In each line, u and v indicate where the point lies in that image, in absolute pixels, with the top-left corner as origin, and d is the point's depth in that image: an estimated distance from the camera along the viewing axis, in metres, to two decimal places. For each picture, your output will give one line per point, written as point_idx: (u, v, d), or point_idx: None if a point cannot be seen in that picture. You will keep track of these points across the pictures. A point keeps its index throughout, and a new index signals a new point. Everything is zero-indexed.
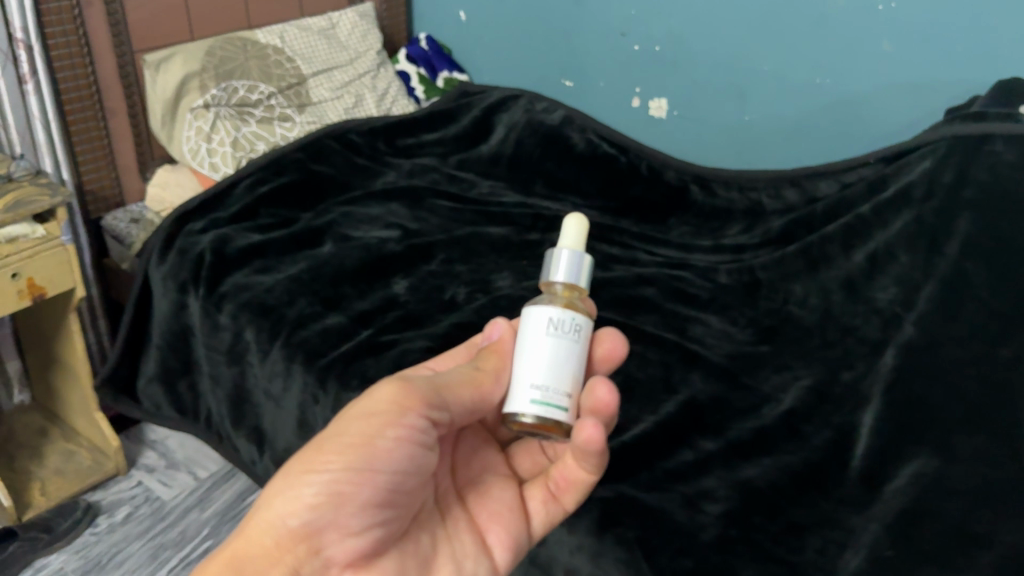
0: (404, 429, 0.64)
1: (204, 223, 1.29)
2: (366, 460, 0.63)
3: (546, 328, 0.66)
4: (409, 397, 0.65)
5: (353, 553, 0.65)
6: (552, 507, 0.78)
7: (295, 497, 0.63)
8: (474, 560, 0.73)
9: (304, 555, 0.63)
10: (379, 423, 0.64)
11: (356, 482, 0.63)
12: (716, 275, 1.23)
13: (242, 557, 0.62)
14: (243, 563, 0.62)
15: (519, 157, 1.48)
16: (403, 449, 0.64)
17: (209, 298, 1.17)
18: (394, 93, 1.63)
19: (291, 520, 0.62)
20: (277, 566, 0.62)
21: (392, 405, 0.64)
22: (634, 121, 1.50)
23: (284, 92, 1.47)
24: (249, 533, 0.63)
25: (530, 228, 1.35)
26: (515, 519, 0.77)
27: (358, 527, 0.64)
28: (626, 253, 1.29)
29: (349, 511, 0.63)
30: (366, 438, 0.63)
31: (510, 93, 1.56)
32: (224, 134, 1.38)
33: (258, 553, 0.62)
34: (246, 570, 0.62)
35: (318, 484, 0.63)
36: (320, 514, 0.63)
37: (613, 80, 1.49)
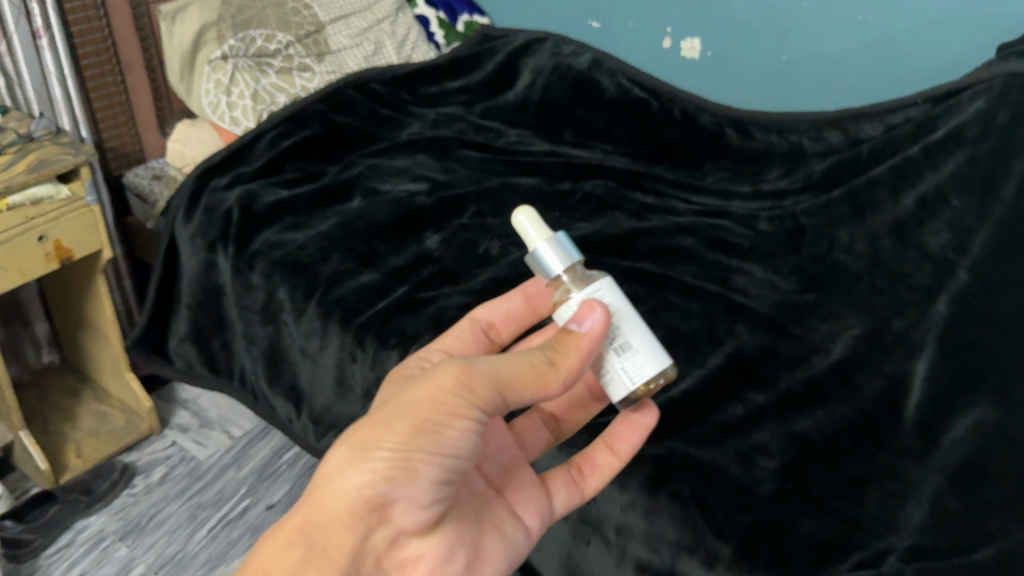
0: (469, 421, 0.56)
1: (229, 177, 1.26)
2: (430, 445, 0.55)
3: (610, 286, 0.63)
4: (472, 390, 0.56)
5: (422, 522, 0.59)
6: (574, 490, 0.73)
7: (364, 470, 0.55)
8: (511, 525, 0.68)
9: (374, 520, 0.57)
10: (449, 410, 0.55)
11: (426, 464, 0.56)
12: (756, 222, 1.20)
13: (313, 521, 0.56)
14: (310, 529, 0.56)
15: (547, 104, 1.45)
16: (470, 433, 0.57)
17: (239, 256, 1.15)
18: (414, 40, 1.55)
19: (361, 489, 0.55)
20: (348, 533, 0.56)
21: (455, 394, 0.55)
22: (665, 64, 1.44)
23: (302, 40, 1.41)
24: (318, 501, 0.56)
25: (561, 177, 1.31)
26: (541, 493, 0.71)
27: (429, 499, 0.58)
28: (662, 202, 1.26)
29: (421, 487, 0.57)
30: (434, 425, 0.55)
31: (537, 35, 1.50)
32: (244, 85, 1.34)
33: (329, 517, 0.56)
34: (319, 537, 0.56)
35: (382, 463, 0.55)
36: (391, 486, 0.56)
37: (643, 19, 1.43)
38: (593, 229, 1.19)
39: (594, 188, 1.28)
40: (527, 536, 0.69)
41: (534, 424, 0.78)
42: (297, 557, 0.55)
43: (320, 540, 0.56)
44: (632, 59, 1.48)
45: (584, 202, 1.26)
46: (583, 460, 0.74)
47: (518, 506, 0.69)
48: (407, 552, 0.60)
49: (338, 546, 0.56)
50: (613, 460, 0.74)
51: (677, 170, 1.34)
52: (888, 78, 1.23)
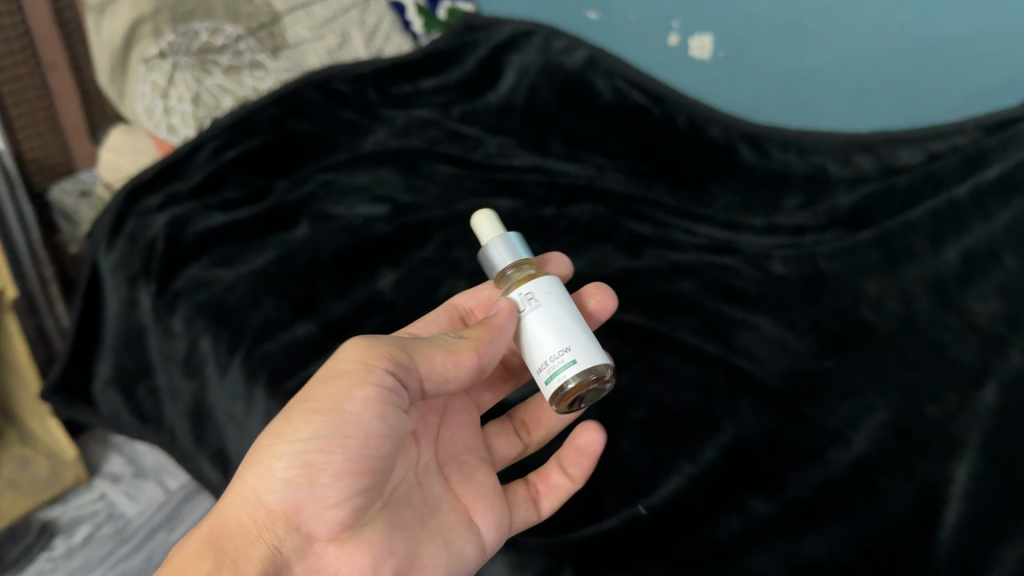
0: (370, 388, 0.61)
1: (161, 197, 1.10)
2: (334, 427, 0.60)
3: (525, 303, 0.67)
4: (370, 356, 0.61)
5: (335, 525, 0.61)
6: (529, 505, 0.74)
7: (264, 470, 0.60)
8: (461, 535, 0.69)
9: (285, 531, 0.60)
10: (341, 388, 0.60)
11: (323, 452, 0.60)
12: (771, 262, 1.01)
13: (219, 532, 0.59)
14: (221, 543, 0.59)
15: (534, 107, 1.26)
16: (372, 412, 0.61)
17: (161, 297, 0.99)
18: (386, 30, 1.38)
19: (261, 495, 0.60)
20: (258, 544, 0.59)
21: (357, 362, 0.61)
22: (673, 62, 1.25)
23: (254, 34, 1.24)
24: (223, 511, 0.60)
25: (544, 200, 1.13)
26: (501, 503, 0.72)
27: (336, 498, 0.60)
28: (659, 231, 1.08)
29: (324, 483, 0.60)
30: (334, 402, 0.60)
31: (523, 28, 1.32)
32: (185, 87, 1.17)
33: (236, 528, 0.59)
34: (227, 547, 0.58)
35: (283, 458, 0.60)
36: (293, 488, 0.60)
37: (645, 10, 1.23)
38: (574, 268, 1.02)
39: (580, 214, 1.11)
40: (479, 548, 0.69)
41: (505, 429, 0.81)
42: (207, 566, 0.57)
43: (227, 549, 0.59)
44: (633, 57, 1.30)
45: (569, 231, 1.08)
46: (570, 449, 0.75)
47: (473, 512, 0.71)
48: (324, 563, 0.62)
49: (245, 557, 0.58)
50: (581, 461, 0.74)
51: (680, 197, 1.14)
52: (929, 93, 1.05)
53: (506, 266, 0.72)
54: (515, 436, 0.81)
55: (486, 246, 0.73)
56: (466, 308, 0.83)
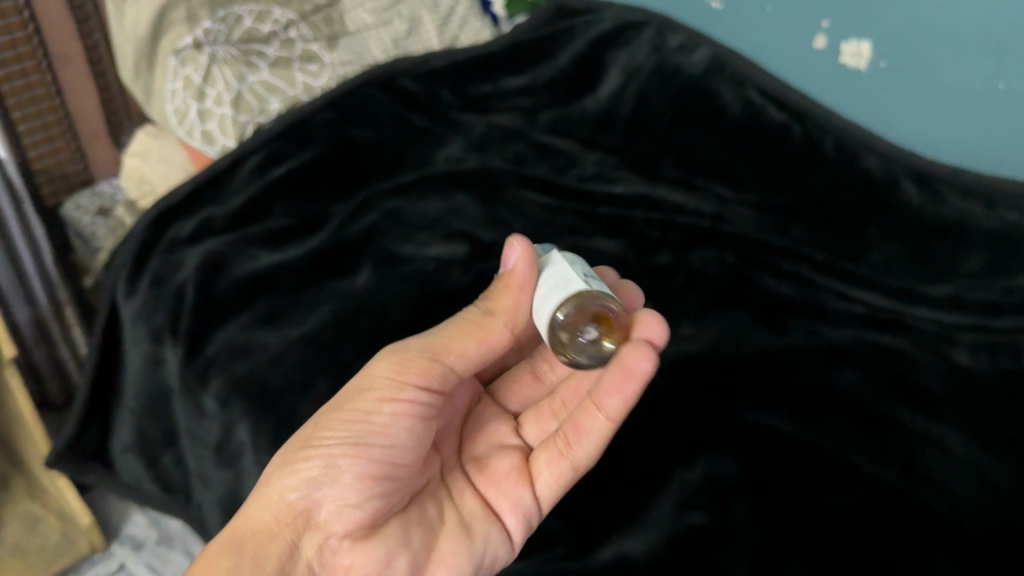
0: (400, 403, 0.62)
1: (193, 226, 0.91)
2: (362, 435, 0.62)
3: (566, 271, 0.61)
4: (407, 370, 0.62)
5: (353, 523, 0.62)
6: (560, 463, 0.68)
7: (289, 472, 0.63)
8: (483, 522, 0.68)
9: (302, 525, 0.63)
10: (376, 395, 0.62)
11: (346, 457, 0.62)
12: (953, 348, 0.81)
13: (245, 533, 0.62)
14: (241, 541, 0.61)
15: (642, 119, 1.04)
16: (401, 423, 0.63)
17: (190, 365, 0.80)
18: (463, 13, 1.14)
19: (284, 495, 0.63)
20: (275, 540, 0.62)
21: (391, 378, 0.62)
22: (817, 70, 1.01)
23: (306, 19, 1.03)
24: (251, 509, 0.63)
25: (658, 245, 0.92)
26: (517, 484, 0.69)
27: (354, 500, 0.62)
28: (805, 294, 0.87)
29: (345, 483, 0.62)
30: (362, 415, 0.62)
31: (629, 20, 1.10)
32: (224, 85, 0.97)
33: (258, 527, 0.62)
34: (245, 546, 0.61)
35: (308, 464, 0.62)
36: (315, 488, 0.62)
37: (789, 4, 1.00)
38: (701, 344, 0.82)
39: (703, 264, 0.90)
40: (505, 540, 0.67)
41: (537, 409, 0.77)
42: (227, 564, 0.60)
43: (250, 545, 0.61)
44: (767, 61, 1.06)
45: (692, 290, 0.88)
46: (571, 428, 0.68)
47: (495, 505, 0.69)
48: (339, 558, 0.63)
49: (265, 551, 0.61)
50: (600, 419, 0.66)
51: (828, 250, 0.92)
52: None
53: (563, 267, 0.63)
54: (552, 421, 0.75)
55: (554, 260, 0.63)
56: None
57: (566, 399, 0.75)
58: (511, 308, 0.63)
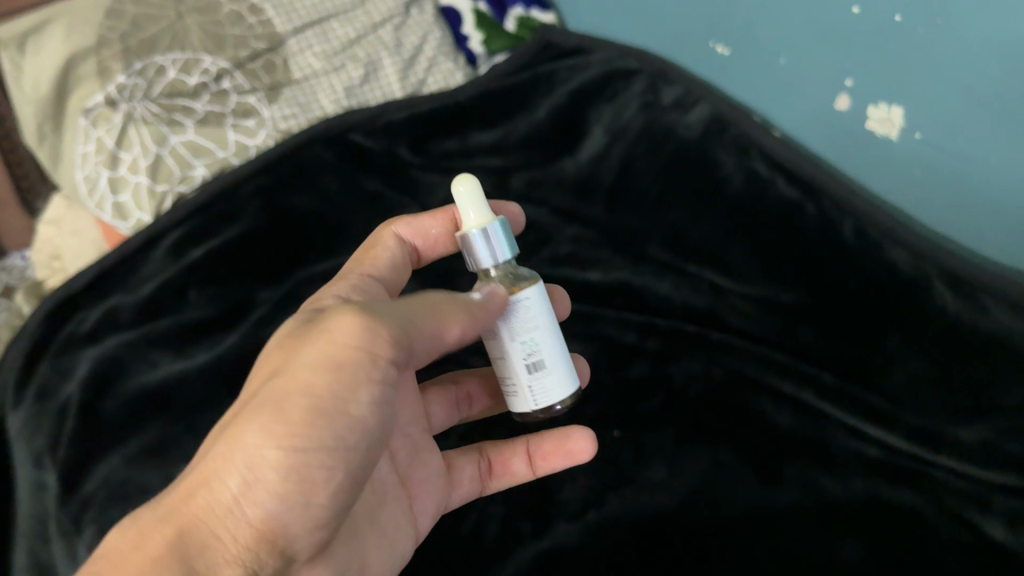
0: (376, 388, 0.47)
1: (96, 316, 0.80)
2: (338, 435, 0.45)
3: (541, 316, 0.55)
4: (378, 339, 0.47)
5: (312, 547, 0.47)
6: (476, 487, 0.67)
7: (246, 472, 0.43)
8: (404, 535, 0.60)
9: (269, 549, 0.44)
10: (348, 383, 0.46)
11: (326, 466, 0.45)
12: (984, 516, 0.65)
13: (193, 539, 0.42)
14: (191, 550, 0.42)
15: (627, 189, 0.87)
16: (376, 413, 0.48)
17: (62, 507, 0.68)
18: (431, 53, 0.98)
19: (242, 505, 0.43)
20: (234, 563, 0.43)
21: (360, 351, 0.47)
22: (838, 136, 0.84)
23: (241, 68, 0.89)
24: (198, 516, 0.43)
25: (632, 354, 0.77)
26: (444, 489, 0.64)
27: (328, 520, 0.46)
28: (810, 428, 0.71)
29: (320, 503, 0.45)
30: (338, 404, 0.45)
31: (618, 67, 0.93)
32: (140, 148, 0.84)
33: (210, 540, 0.42)
34: (201, 560, 0.42)
35: (273, 465, 0.44)
36: (285, 505, 0.44)
37: (807, 57, 0.83)
38: (671, 498, 0.67)
39: (686, 379, 0.75)
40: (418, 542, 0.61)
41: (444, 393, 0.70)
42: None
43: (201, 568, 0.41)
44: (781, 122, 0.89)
45: (668, 416, 0.73)
46: (500, 458, 0.68)
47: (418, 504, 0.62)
48: None
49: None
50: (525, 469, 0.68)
51: (839, 373, 0.76)
52: None
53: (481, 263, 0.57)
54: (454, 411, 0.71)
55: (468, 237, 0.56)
56: (413, 245, 0.69)
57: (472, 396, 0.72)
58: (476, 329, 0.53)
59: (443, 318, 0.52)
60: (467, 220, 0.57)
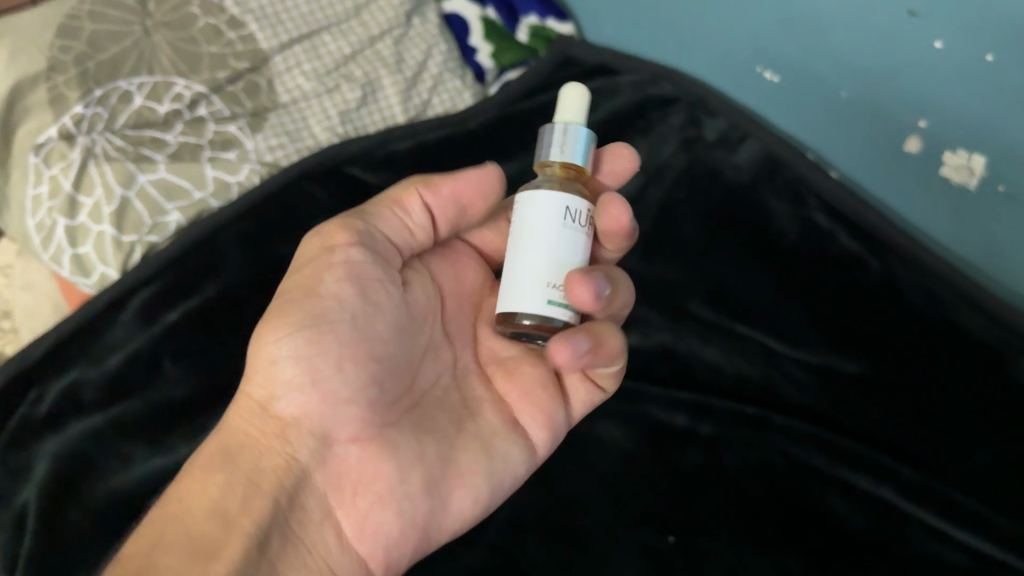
0: (338, 265, 0.51)
1: (54, 394, 0.69)
2: (314, 315, 0.50)
3: (562, 217, 0.49)
4: (329, 234, 0.52)
5: (354, 425, 0.50)
6: (582, 388, 0.59)
7: (260, 380, 0.50)
8: (504, 438, 0.56)
9: (298, 437, 0.50)
10: (307, 276, 0.52)
11: (312, 341, 0.50)
12: None
13: (233, 446, 0.49)
14: (229, 449, 0.49)
15: (668, 236, 0.77)
16: (351, 287, 0.51)
17: None
18: (436, 71, 0.86)
19: (265, 405, 0.50)
20: (269, 454, 0.49)
21: (319, 247, 0.52)
22: (906, 181, 0.75)
23: (220, 91, 0.77)
24: (226, 423, 0.51)
25: (682, 441, 0.67)
26: (549, 396, 0.57)
27: (347, 393, 0.50)
28: (887, 533, 0.63)
29: (325, 376, 0.50)
30: (305, 289, 0.51)
31: (652, 94, 0.83)
32: (103, 191, 0.72)
33: (241, 441, 0.49)
34: (235, 457, 0.49)
35: (276, 357, 0.50)
36: (293, 391, 0.50)
37: (874, 91, 0.73)
38: None
39: (745, 476, 0.66)
40: (529, 451, 0.56)
41: None
42: (220, 482, 0.48)
43: (244, 468, 0.48)
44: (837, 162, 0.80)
45: (728, 516, 0.64)
46: None
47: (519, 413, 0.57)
48: (347, 470, 0.50)
49: (258, 470, 0.48)
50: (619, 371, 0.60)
51: (914, 464, 0.66)
52: None
53: (552, 159, 0.52)
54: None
55: (553, 122, 0.53)
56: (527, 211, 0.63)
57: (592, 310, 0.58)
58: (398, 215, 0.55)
59: (410, 199, 0.55)
60: (560, 115, 0.53)
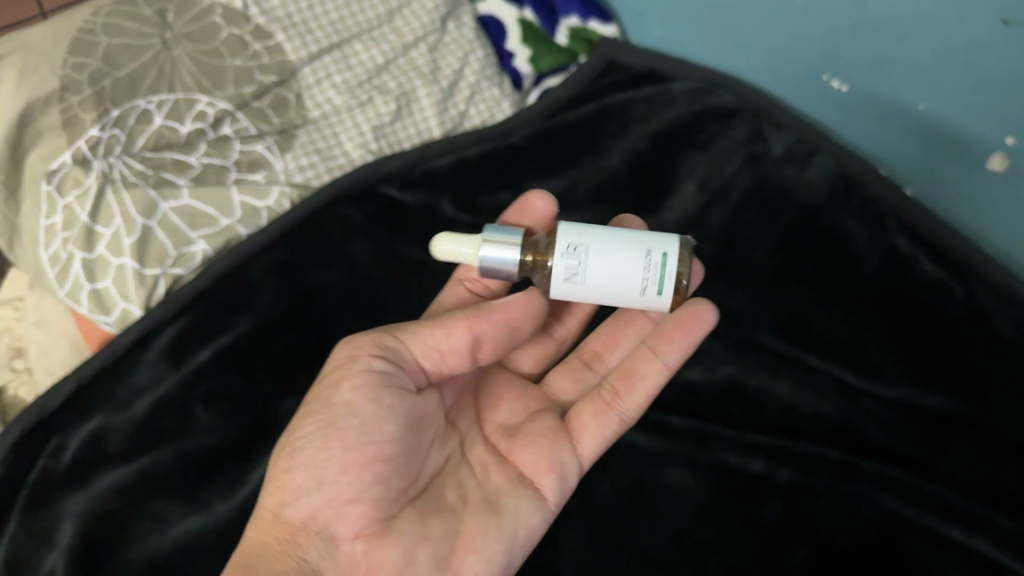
0: (361, 372, 0.48)
1: (77, 444, 0.63)
2: (325, 423, 0.47)
3: (569, 280, 0.51)
4: (357, 343, 0.50)
5: (358, 522, 0.46)
6: (603, 416, 0.57)
7: (275, 490, 0.47)
8: (511, 495, 0.53)
9: (307, 539, 0.46)
10: (325, 390, 0.49)
11: (321, 450, 0.47)
12: None
13: (247, 555, 0.45)
14: (246, 558, 0.45)
15: (732, 263, 0.72)
16: (366, 395, 0.48)
17: None
18: (473, 79, 0.80)
19: (278, 511, 0.46)
20: (285, 559, 0.45)
21: (345, 355, 0.49)
22: (991, 200, 0.69)
23: (245, 107, 0.71)
24: (248, 533, 0.46)
25: (754, 483, 0.62)
26: (554, 445, 0.56)
27: (351, 493, 0.46)
28: None
29: (329, 479, 0.46)
30: (324, 400, 0.48)
31: (710, 106, 0.79)
32: (122, 221, 0.66)
33: (260, 550, 0.45)
34: (254, 564, 0.44)
35: (290, 467, 0.47)
36: (303, 495, 0.46)
37: (955, 106, 0.67)
38: None
39: (827, 517, 0.60)
40: (540, 503, 0.54)
41: (568, 372, 0.63)
42: None
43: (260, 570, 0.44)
44: (911, 180, 0.75)
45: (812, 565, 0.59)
46: (619, 377, 0.57)
47: (525, 468, 0.55)
48: (353, 566, 0.46)
49: (272, 574, 0.44)
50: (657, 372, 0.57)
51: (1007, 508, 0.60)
52: None
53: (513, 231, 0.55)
54: (587, 374, 0.63)
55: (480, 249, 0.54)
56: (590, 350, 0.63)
57: (598, 351, 0.63)
58: (420, 336, 0.51)
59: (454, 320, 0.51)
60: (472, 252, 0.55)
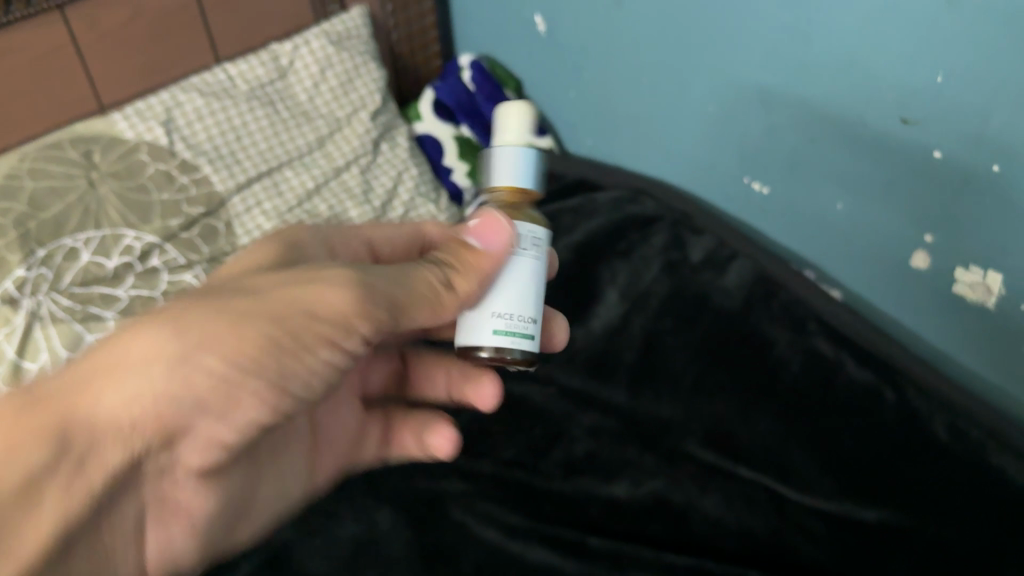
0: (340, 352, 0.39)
1: None
2: (283, 370, 0.38)
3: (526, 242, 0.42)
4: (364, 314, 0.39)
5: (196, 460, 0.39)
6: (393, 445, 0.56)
7: (183, 377, 0.35)
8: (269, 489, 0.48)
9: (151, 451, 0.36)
10: (305, 334, 0.38)
11: (259, 393, 0.38)
12: None
13: (74, 430, 0.33)
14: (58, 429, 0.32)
15: (656, 371, 0.70)
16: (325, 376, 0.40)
17: None
18: (407, 195, 0.86)
19: (161, 401, 0.35)
20: (119, 449, 0.34)
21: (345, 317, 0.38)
22: (908, 294, 0.68)
23: (173, 238, 0.74)
24: (103, 361, 0.34)
25: None
26: (342, 450, 0.53)
27: (216, 444, 0.39)
28: None
29: (238, 419, 0.38)
30: (297, 342, 0.38)
31: (633, 214, 0.81)
32: (48, 356, 0.66)
33: (86, 425, 0.33)
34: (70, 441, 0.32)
35: (214, 371, 0.36)
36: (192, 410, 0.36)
37: (868, 203, 0.66)
38: None
39: None
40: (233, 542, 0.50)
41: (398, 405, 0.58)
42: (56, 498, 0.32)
43: (78, 447, 0.32)
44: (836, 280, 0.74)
45: None
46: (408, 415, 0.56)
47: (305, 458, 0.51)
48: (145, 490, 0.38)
49: (86, 470, 0.33)
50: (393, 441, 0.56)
51: None
52: None
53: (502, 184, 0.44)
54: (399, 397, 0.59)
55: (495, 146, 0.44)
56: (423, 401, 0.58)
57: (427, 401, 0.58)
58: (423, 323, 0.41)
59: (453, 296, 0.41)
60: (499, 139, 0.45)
